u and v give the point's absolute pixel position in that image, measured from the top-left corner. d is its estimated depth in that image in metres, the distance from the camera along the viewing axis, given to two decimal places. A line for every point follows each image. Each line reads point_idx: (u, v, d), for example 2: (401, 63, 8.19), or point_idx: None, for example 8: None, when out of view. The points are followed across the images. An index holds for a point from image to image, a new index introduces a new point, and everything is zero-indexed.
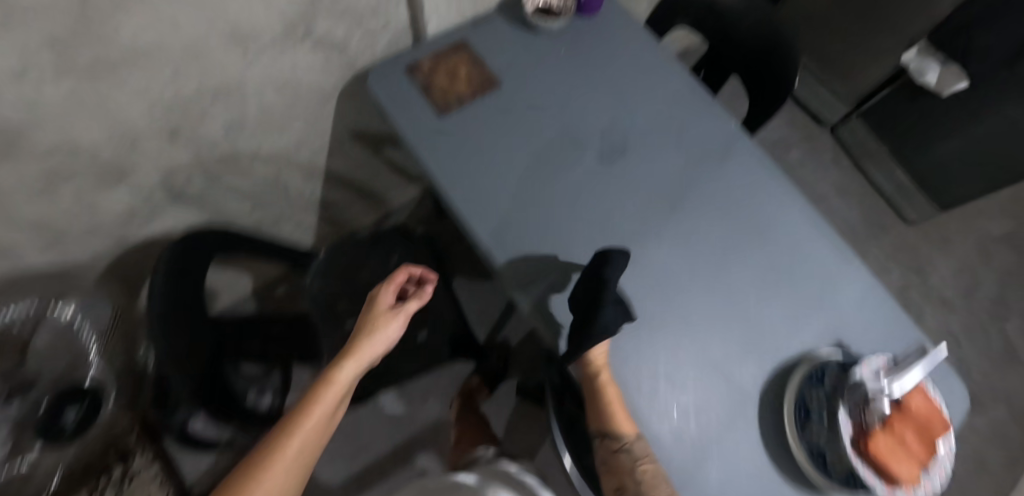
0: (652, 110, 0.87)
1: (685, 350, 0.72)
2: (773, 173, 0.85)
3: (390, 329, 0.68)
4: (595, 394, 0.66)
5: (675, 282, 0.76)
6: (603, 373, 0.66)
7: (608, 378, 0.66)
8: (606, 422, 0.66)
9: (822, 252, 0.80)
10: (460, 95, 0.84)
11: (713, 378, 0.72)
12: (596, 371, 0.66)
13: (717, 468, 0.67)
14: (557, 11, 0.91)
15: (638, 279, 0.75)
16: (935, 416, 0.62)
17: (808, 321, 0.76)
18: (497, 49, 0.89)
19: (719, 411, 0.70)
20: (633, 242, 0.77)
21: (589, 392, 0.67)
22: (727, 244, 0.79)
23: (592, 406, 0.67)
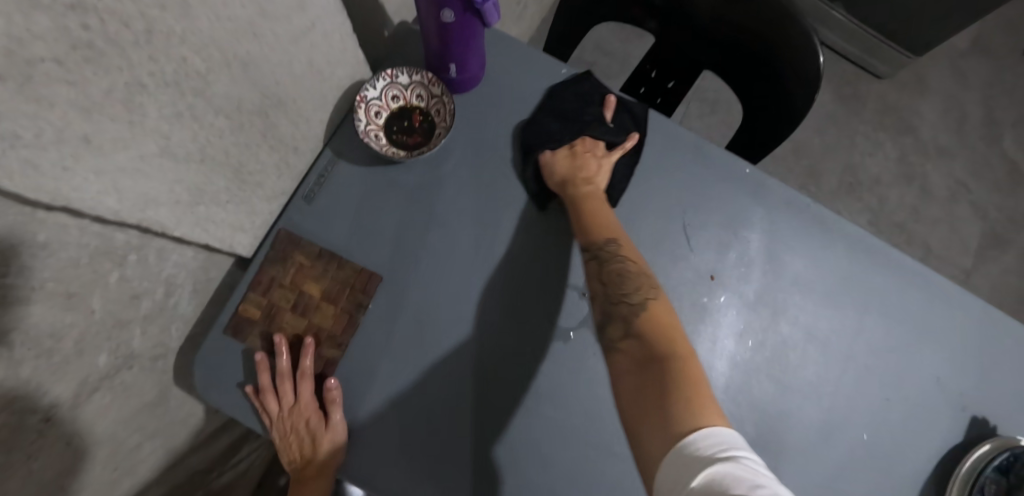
0: (639, 215, 0.56)
1: None
2: (830, 223, 0.58)
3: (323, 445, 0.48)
4: (585, 202, 0.53)
5: None
6: (597, 187, 0.54)
7: (602, 198, 0.54)
8: (589, 229, 0.51)
9: (923, 308, 0.59)
10: (329, 333, 0.51)
11: None
12: (590, 183, 0.54)
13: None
14: (419, 111, 0.54)
15: None
16: None
17: (936, 416, 0.57)
18: (364, 220, 0.53)
19: None
20: None
21: (574, 208, 0.53)
22: (812, 366, 0.55)
23: (576, 226, 0.52)
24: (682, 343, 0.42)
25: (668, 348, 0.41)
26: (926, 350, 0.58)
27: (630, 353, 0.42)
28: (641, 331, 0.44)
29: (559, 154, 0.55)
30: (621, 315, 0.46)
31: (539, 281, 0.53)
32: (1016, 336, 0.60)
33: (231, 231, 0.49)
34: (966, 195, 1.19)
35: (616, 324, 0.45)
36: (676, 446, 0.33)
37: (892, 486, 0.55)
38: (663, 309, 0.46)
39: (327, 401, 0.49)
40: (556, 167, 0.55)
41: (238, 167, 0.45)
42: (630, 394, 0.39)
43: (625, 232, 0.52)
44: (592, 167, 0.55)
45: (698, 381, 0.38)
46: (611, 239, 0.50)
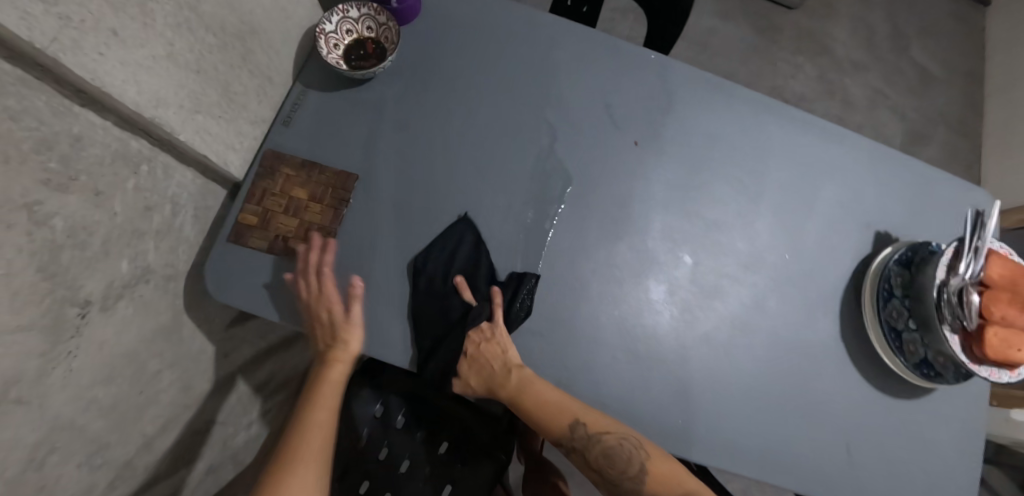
0: (569, 104, 0.66)
1: (697, 316, 0.62)
2: (731, 90, 0.69)
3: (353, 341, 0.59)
4: (520, 404, 0.60)
5: (645, 253, 0.63)
6: (519, 370, 0.59)
7: (535, 382, 0.59)
8: (552, 428, 0.59)
9: (821, 149, 0.69)
10: (320, 226, 0.60)
11: (740, 323, 0.62)
12: (509, 370, 0.60)
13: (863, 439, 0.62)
14: (371, 40, 0.64)
15: (605, 279, 0.61)
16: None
17: (846, 233, 0.67)
18: (336, 134, 0.63)
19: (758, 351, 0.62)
20: (578, 239, 0.62)
21: (522, 415, 0.61)
22: (731, 205, 0.66)
23: (536, 421, 0.60)
24: (685, 483, 0.58)
25: (681, 494, 0.58)
26: (828, 182, 0.68)
27: (638, 489, 0.58)
28: (647, 490, 0.58)
29: (465, 372, 0.61)
30: (622, 480, 0.58)
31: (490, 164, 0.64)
32: (904, 160, 0.71)
33: (224, 148, 0.58)
34: (884, 101, 1.34)
35: (626, 485, 0.58)
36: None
37: (810, 294, 0.65)
38: (658, 465, 0.58)
39: (350, 297, 0.59)
40: (474, 382, 0.62)
41: (225, 86, 0.55)
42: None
43: (571, 398, 0.59)
44: (497, 354, 0.60)
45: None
46: (571, 423, 0.58)
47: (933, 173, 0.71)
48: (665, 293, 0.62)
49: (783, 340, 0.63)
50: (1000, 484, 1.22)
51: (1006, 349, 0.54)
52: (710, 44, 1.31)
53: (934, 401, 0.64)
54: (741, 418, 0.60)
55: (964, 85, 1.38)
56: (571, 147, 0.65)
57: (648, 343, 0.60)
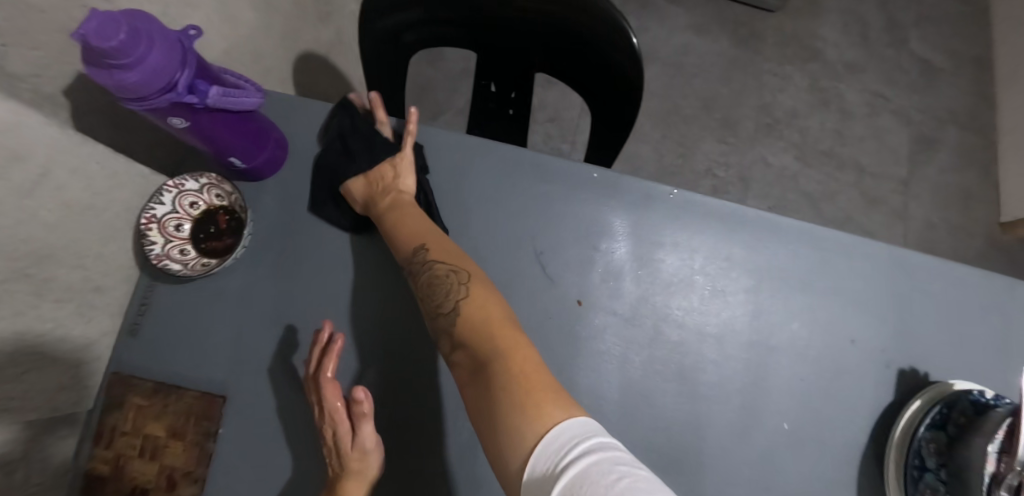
0: (492, 257, 0.52)
1: None
2: (700, 205, 0.54)
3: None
4: (390, 214, 0.48)
5: None
6: (399, 197, 0.49)
7: (410, 207, 0.48)
8: (402, 247, 0.46)
9: (822, 267, 0.54)
10: (184, 470, 0.47)
11: None
12: (394, 193, 0.49)
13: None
14: (224, 214, 0.50)
15: None
16: None
17: (861, 379, 0.53)
18: (195, 340, 0.50)
19: None
20: None
21: (382, 225, 0.48)
22: (710, 362, 0.51)
23: (393, 242, 0.47)
24: (508, 338, 0.37)
25: (493, 349, 0.36)
26: (833, 311, 0.54)
27: (461, 364, 0.38)
28: (467, 338, 0.39)
29: (354, 180, 0.50)
30: (444, 325, 0.41)
31: (397, 352, 0.50)
32: (924, 263, 0.56)
33: (48, 394, 0.45)
34: (886, 104, 1.19)
35: (444, 340, 0.41)
36: (531, 474, 0.29)
37: (820, 467, 0.51)
38: (476, 298, 0.40)
39: (356, 416, 0.42)
40: (355, 193, 0.50)
41: (22, 335, 0.41)
42: (475, 401, 0.35)
43: (433, 229, 0.47)
44: (388, 174, 0.50)
45: (520, 371, 0.34)
46: (416, 247, 0.45)
47: (958, 273, 0.57)
48: None
49: None
50: None
51: None
52: (685, 64, 1.16)
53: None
54: None
55: (970, 75, 1.24)
56: None
57: None
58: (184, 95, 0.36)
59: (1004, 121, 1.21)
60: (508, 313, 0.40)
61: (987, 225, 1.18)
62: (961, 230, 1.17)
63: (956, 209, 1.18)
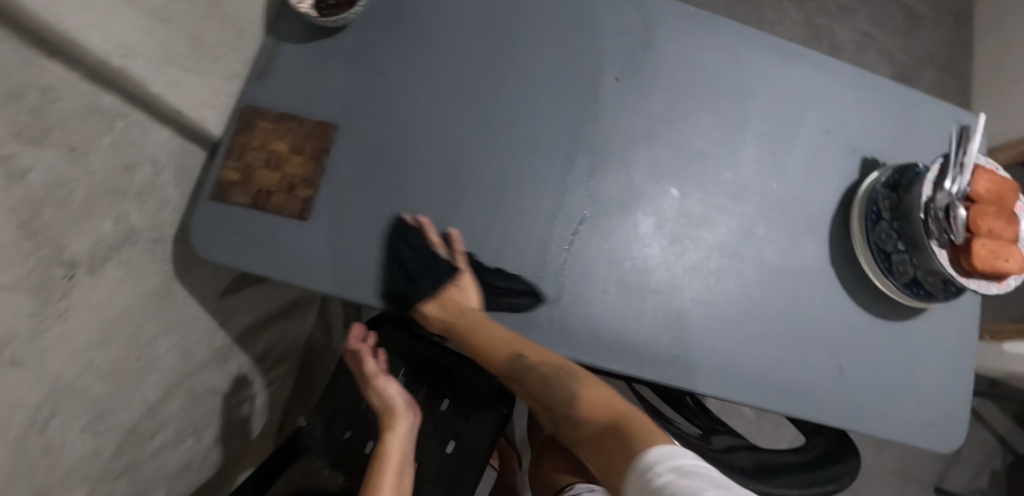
0: (549, 44, 0.65)
1: (686, 251, 0.62)
2: (712, 22, 0.68)
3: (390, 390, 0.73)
4: (469, 331, 0.63)
5: (629, 189, 0.62)
6: (477, 311, 0.63)
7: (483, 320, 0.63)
8: (472, 338, 0.64)
9: (804, 77, 0.69)
10: (303, 177, 0.59)
11: (730, 256, 0.62)
12: (471, 312, 0.63)
13: (856, 363, 0.63)
14: None
15: (592, 217, 0.61)
16: (1010, 194, 0.58)
17: (830, 162, 0.67)
18: (311, 87, 0.62)
19: (749, 283, 0.62)
20: (565, 179, 0.62)
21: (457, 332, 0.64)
22: (716, 137, 0.65)
23: (471, 349, 0.65)
24: (621, 409, 0.58)
25: (616, 416, 0.56)
26: (811, 111, 0.68)
27: (590, 438, 0.58)
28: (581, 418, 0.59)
29: (427, 305, 0.64)
30: (562, 413, 0.60)
31: (472, 108, 0.63)
32: (888, 85, 0.71)
33: (199, 104, 0.57)
34: (872, 44, 1.35)
35: (565, 425, 0.61)
36: (642, 465, 0.47)
37: (799, 221, 0.65)
38: (594, 393, 0.60)
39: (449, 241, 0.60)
40: (432, 316, 0.65)
41: (193, 37, 0.54)
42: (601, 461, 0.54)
43: (514, 335, 0.62)
44: (462, 296, 0.63)
45: (641, 430, 0.53)
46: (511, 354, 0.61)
47: (914, 97, 0.72)
48: (654, 227, 0.62)
49: (774, 267, 0.63)
50: (991, 415, 1.29)
51: (993, 260, 0.55)
52: None
53: (927, 321, 0.65)
54: (737, 347, 0.61)
55: (952, 26, 1.40)
56: (554, 89, 0.64)
57: (636, 278, 0.61)
58: None
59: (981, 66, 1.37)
60: (616, 395, 0.60)
61: None
62: None
63: None
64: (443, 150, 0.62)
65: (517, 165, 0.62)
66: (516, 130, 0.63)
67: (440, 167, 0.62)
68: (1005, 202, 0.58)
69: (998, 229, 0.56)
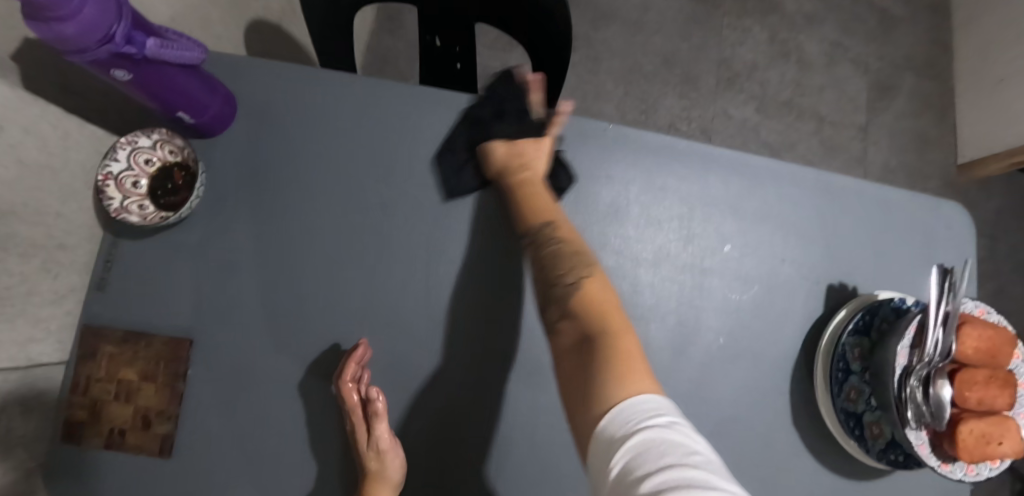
0: (444, 201, 0.55)
1: None
2: (633, 139, 0.56)
3: (390, 461, 0.49)
4: (525, 189, 0.53)
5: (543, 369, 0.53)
6: (537, 171, 0.53)
7: (541, 184, 0.53)
8: (526, 217, 0.52)
9: (757, 194, 0.57)
10: (158, 409, 0.50)
11: None
12: (534, 177, 0.53)
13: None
14: (178, 167, 0.53)
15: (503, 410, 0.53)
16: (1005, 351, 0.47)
17: (793, 299, 0.56)
18: (158, 292, 0.52)
19: None
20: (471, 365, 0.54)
21: (512, 193, 0.53)
22: (647, 286, 0.55)
23: (517, 210, 0.53)
24: (611, 322, 0.45)
25: (603, 328, 0.44)
26: (763, 233, 0.57)
27: (568, 333, 0.46)
28: (576, 310, 0.46)
29: (497, 144, 0.54)
30: (556, 295, 0.48)
31: (352, 292, 0.54)
32: (850, 185, 0.60)
33: (23, 346, 0.48)
34: (844, 54, 1.29)
35: (555, 310, 0.48)
36: (614, 412, 0.37)
37: (750, 379, 0.55)
38: (593, 282, 0.48)
39: (370, 412, 0.49)
40: (498, 155, 0.53)
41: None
42: (634, 353, 0.42)
43: (558, 209, 0.53)
44: (533, 150, 0.53)
45: (631, 360, 0.41)
46: (546, 224, 0.51)
47: (885, 194, 0.60)
48: None
49: (723, 440, 0.54)
50: None
51: (984, 450, 0.45)
52: (645, 24, 1.23)
53: (907, 477, 0.56)
54: None
55: (926, 24, 1.34)
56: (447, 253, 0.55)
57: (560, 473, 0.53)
58: (125, 46, 0.38)
59: (961, 66, 1.31)
60: (616, 302, 0.47)
61: (943, 168, 1.30)
62: (918, 174, 1.28)
63: (913, 153, 1.28)
64: (321, 349, 0.53)
65: (413, 357, 0.53)
66: (406, 311, 0.54)
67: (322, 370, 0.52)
68: (999, 363, 0.47)
69: (992, 405, 0.46)
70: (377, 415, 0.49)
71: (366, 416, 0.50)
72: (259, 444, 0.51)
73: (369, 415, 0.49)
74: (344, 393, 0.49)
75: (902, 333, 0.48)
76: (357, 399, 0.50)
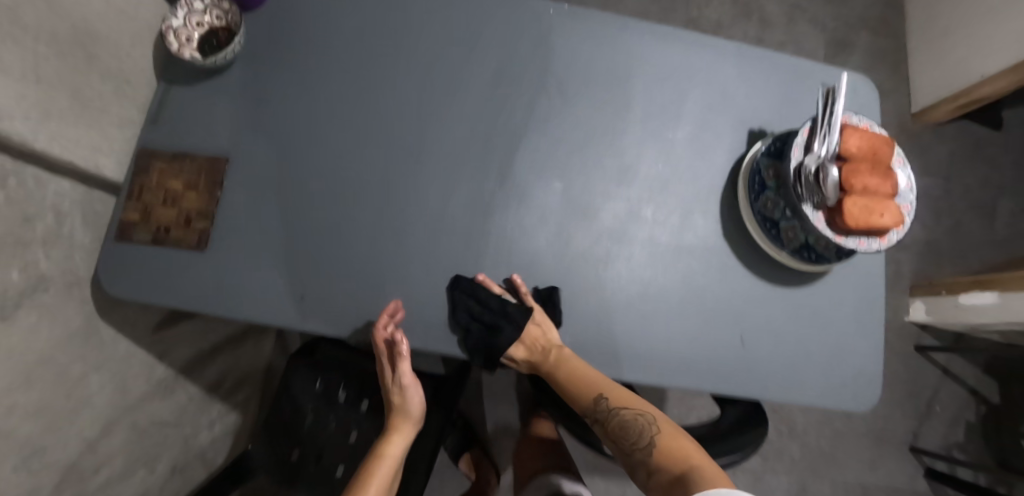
0: (431, 56, 0.67)
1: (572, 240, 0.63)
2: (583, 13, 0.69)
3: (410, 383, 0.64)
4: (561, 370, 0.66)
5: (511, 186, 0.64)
6: (560, 351, 0.65)
7: (570, 359, 0.65)
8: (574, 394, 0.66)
9: (692, 58, 0.70)
10: (198, 209, 0.62)
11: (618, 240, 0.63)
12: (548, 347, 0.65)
13: (758, 330, 0.64)
14: (222, 29, 0.66)
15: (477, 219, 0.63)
16: (884, 149, 0.58)
17: (724, 138, 0.67)
18: (199, 123, 0.65)
19: (641, 266, 0.63)
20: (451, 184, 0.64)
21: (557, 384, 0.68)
22: (597, 124, 0.67)
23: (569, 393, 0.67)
24: (692, 459, 0.59)
25: (682, 466, 0.59)
26: (694, 88, 0.69)
27: (660, 478, 0.60)
28: (656, 465, 0.61)
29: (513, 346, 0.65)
30: (639, 457, 0.63)
31: (355, 125, 0.65)
32: (769, 54, 0.72)
33: (93, 152, 0.61)
34: (802, 15, 1.44)
35: (641, 470, 0.63)
36: None
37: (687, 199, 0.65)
38: (664, 438, 0.63)
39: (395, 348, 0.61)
40: (518, 356, 0.70)
41: (74, 92, 0.57)
42: (711, 472, 0.57)
43: (605, 379, 0.67)
44: (539, 333, 0.64)
45: (704, 481, 0.56)
46: (597, 399, 0.66)
47: (800, 63, 0.72)
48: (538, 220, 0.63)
49: (665, 246, 0.64)
50: (960, 369, 1.33)
51: (868, 216, 0.54)
52: None
53: (828, 287, 0.65)
54: (635, 330, 0.62)
55: None
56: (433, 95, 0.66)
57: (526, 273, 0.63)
58: None
59: (911, 26, 1.45)
60: (689, 441, 0.63)
61: (898, 115, 1.43)
62: None
63: None
64: (329, 168, 0.64)
65: (401, 176, 0.64)
66: (398, 140, 0.65)
67: (329, 185, 0.64)
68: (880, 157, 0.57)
69: (873, 185, 0.56)
70: (401, 353, 0.61)
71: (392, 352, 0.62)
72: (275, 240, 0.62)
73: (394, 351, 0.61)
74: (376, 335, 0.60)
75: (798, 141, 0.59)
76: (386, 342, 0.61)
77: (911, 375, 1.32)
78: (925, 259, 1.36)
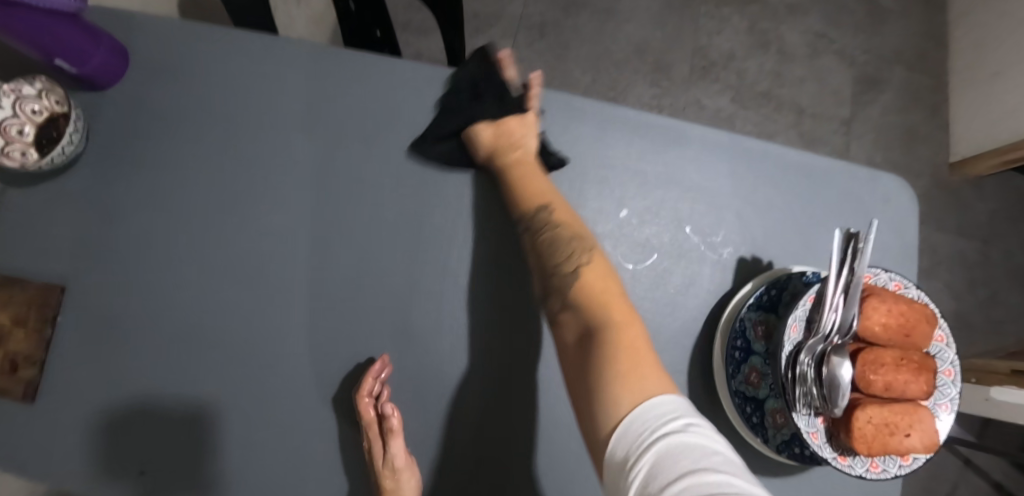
0: (334, 159, 0.55)
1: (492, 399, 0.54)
2: (525, 97, 0.54)
3: (406, 477, 0.50)
4: (516, 169, 0.51)
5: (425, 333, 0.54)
6: (527, 153, 0.52)
7: (534, 166, 0.52)
8: (520, 197, 0.51)
9: (665, 157, 0.54)
10: (23, 354, 0.50)
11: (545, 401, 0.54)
12: (523, 155, 0.52)
13: None
14: (64, 115, 0.52)
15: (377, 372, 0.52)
16: (920, 330, 0.41)
17: (700, 272, 0.52)
18: (43, 241, 0.52)
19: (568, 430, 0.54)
20: (349, 326, 0.53)
21: (505, 177, 0.52)
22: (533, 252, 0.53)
23: (512, 194, 0.51)
24: (614, 311, 0.42)
25: (605, 323, 0.41)
26: (664, 202, 0.53)
27: (570, 325, 0.44)
28: (578, 302, 0.45)
29: (483, 126, 0.52)
30: (557, 285, 0.47)
31: (237, 246, 0.54)
32: (771, 150, 0.55)
33: None
34: (829, 46, 1.25)
35: (556, 301, 0.47)
36: (627, 428, 0.33)
37: None
38: (595, 272, 0.46)
39: (387, 430, 0.49)
40: (482, 141, 0.52)
41: None
42: (645, 344, 0.40)
43: (555, 192, 0.51)
44: (518, 128, 0.52)
45: (639, 359, 0.38)
46: (539, 207, 0.50)
47: (814, 162, 0.55)
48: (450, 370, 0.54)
49: None
50: (985, 462, 1.17)
51: (885, 442, 0.38)
52: (618, 11, 1.20)
53: (828, 480, 0.50)
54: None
55: (920, 17, 1.28)
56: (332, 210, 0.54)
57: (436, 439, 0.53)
58: None
59: (955, 61, 1.25)
60: (626, 300, 0.44)
61: (932, 165, 1.24)
62: (903, 171, 1.23)
63: (900, 149, 1.24)
64: (201, 302, 0.53)
65: (289, 313, 0.53)
66: (285, 268, 0.54)
67: (202, 325, 0.53)
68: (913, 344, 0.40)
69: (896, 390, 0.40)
70: (394, 432, 0.50)
71: (381, 432, 0.50)
72: (129, 396, 0.51)
73: (385, 433, 0.50)
74: (361, 408, 0.49)
75: (800, 309, 0.42)
76: (374, 415, 0.49)
77: (928, 467, 1.16)
78: (952, 335, 1.19)
